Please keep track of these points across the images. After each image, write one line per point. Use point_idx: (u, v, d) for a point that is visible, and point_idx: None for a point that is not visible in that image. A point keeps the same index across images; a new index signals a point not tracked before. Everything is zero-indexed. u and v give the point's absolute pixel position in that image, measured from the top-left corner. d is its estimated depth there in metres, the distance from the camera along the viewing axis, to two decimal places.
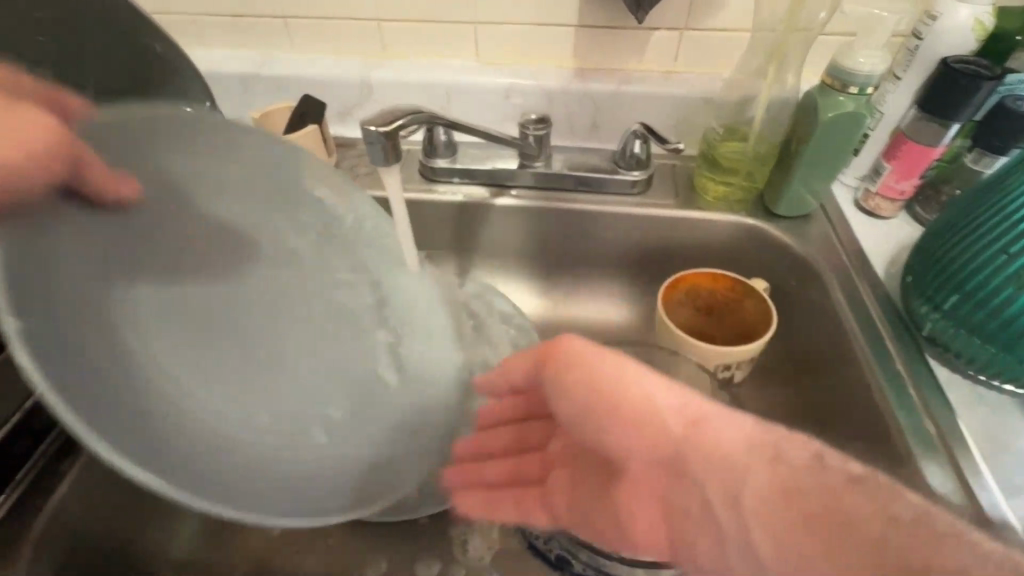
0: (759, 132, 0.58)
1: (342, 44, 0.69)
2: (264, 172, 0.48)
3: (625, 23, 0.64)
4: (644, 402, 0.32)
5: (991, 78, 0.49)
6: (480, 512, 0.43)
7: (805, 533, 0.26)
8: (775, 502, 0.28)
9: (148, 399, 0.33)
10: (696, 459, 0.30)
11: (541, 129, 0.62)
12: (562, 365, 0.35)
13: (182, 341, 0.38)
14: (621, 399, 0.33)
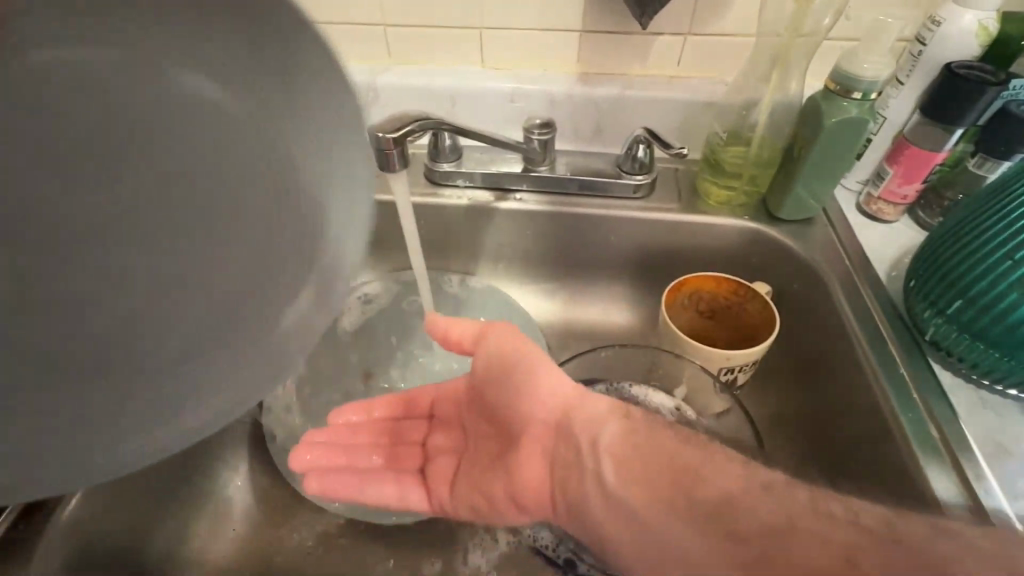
0: (763, 136, 0.58)
1: (348, 49, 0.70)
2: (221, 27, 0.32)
3: (629, 27, 0.64)
4: (545, 374, 0.44)
5: (996, 83, 0.50)
6: (345, 492, 0.47)
7: (667, 484, 0.37)
8: (641, 460, 0.39)
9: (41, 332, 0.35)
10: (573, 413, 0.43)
11: (546, 133, 0.63)
12: (491, 344, 0.45)
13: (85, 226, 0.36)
14: (538, 367, 0.44)
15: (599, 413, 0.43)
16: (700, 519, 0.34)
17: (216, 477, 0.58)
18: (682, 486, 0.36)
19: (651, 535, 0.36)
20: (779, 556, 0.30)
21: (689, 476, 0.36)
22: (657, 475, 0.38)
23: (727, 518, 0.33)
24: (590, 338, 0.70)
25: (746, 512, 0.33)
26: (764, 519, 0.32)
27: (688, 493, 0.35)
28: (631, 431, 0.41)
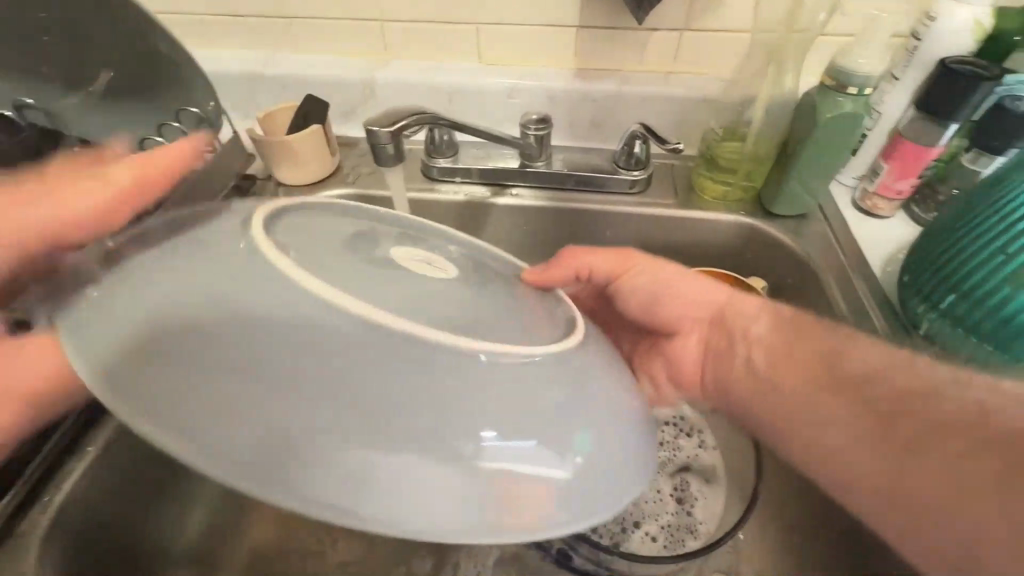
0: (758, 132, 0.58)
1: (345, 45, 0.70)
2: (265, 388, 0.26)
3: (626, 23, 0.64)
4: (679, 279, 0.47)
5: (990, 79, 0.49)
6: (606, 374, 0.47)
7: (810, 365, 0.39)
8: (783, 343, 0.41)
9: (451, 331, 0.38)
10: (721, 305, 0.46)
11: (542, 129, 0.63)
12: (632, 263, 0.49)
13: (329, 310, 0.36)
14: (683, 277, 0.47)
15: (753, 310, 0.45)
16: (840, 388, 0.36)
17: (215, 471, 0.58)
18: (826, 364, 0.38)
19: (792, 410, 0.38)
20: (910, 414, 0.31)
21: (834, 352, 0.38)
22: (803, 349, 0.40)
23: (867, 387, 0.34)
24: None
25: (883, 382, 0.34)
26: (897, 387, 0.33)
27: (829, 368, 0.37)
28: (779, 324, 0.43)
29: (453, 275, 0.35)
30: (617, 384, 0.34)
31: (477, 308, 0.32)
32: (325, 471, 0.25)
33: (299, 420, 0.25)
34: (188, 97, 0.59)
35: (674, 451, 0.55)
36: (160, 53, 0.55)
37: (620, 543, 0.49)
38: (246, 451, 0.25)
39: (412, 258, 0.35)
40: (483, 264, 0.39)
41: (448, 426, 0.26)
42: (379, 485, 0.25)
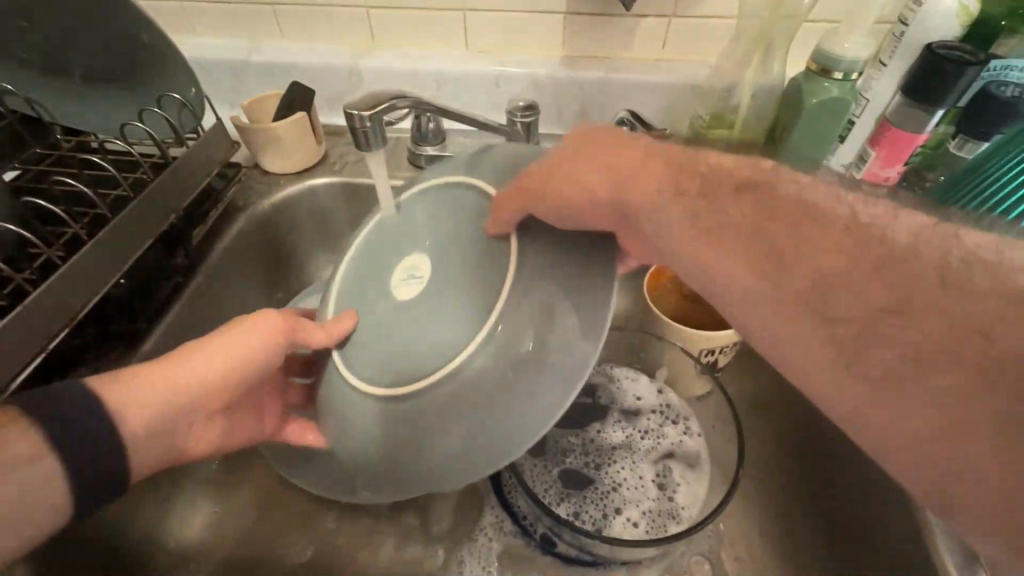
0: (744, 120, 0.58)
1: (330, 32, 0.69)
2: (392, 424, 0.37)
3: (612, 9, 0.63)
4: (581, 188, 0.36)
5: (974, 64, 0.49)
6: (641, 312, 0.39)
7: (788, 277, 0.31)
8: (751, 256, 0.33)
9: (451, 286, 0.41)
10: (627, 203, 0.36)
11: (529, 116, 0.62)
12: (523, 185, 0.38)
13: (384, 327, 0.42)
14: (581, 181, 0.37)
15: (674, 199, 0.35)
16: (798, 306, 0.30)
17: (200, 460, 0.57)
18: (776, 272, 0.32)
19: (752, 328, 0.33)
20: (889, 338, 0.28)
21: (786, 253, 0.31)
22: (739, 245, 0.33)
23: (828, 301, 0.30)
24: None
25: (851, 295, 0.29)
26: (867, 303, 0.29)
27: (782, 279, 0.31)
28: (693, 211, 0.35)
29: (428, 276, 0.42)
30: (577, 263, 0.37)
31: (450, 301, 0.39)
32: (481, 440, 0.34)
33: (434, 438, 0.35)
34: (171, 87, 0.58)
35: (658, 440, 0.55)
36: (142, 41, 0.54)
37: (602, 529, 0.49)
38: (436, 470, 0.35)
39: (406, 282, 0.44)
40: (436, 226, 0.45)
41: (485, 385, 0.35)
42: (511, 410, 0.34)
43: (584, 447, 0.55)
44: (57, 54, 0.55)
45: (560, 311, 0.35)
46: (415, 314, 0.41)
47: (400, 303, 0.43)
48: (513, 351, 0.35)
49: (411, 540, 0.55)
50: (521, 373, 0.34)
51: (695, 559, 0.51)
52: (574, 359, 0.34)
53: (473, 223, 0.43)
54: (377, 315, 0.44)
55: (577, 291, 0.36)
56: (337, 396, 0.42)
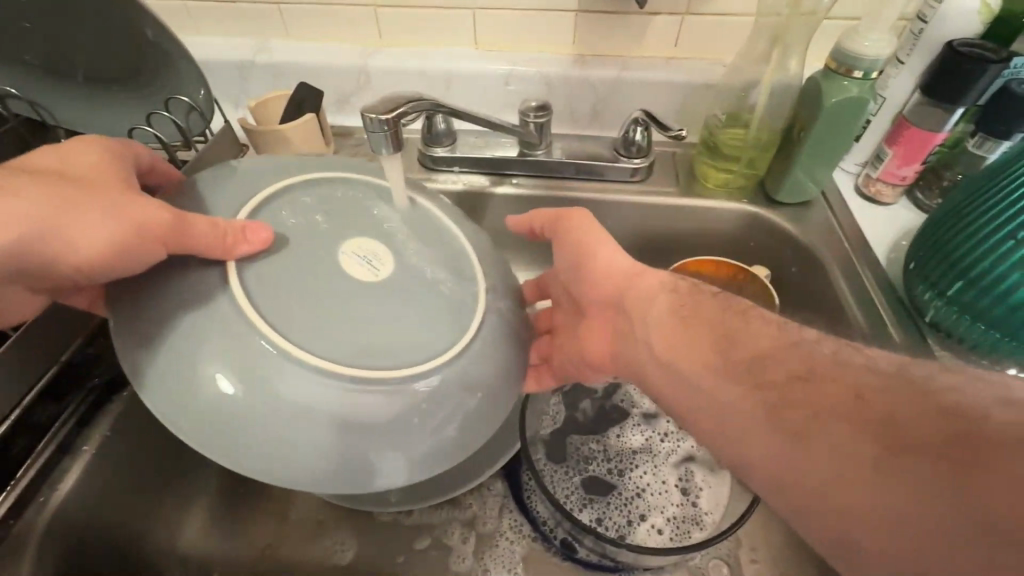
0: (761, 118, 0.57)
1: (337, 30, 0.68)
2: (251, 394, 0.32)
3: (625, 7, 0.62)
4: (605, 251, 0.46)
5: (997, 62, 0.49)
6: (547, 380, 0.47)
7: (706, 345, 0.37)
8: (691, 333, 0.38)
9: (414, 292, 0.36)
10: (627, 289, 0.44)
11: (542, 117, 0.61)
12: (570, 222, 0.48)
13: (316, 284, 0.34)
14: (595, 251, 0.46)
15: (649, 288, 0.43)
16: (739, 369, 0.34)
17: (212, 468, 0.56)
18: (721, 347, 0.36)
19: (712, 378, 0.35)
20: (806, 398, 0.31)
21: (728, 334, 0.36)
22: (699, 327, 0.38)
23: (761, 370, 0.33)
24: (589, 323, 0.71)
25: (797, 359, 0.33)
26: (791, 370, 0.32)
27: (724, 351, 0.36)
28: (679, 303, 0.41)
29: (386, 274, 0.36)
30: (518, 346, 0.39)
31: (402, 306, 0.35)
32: (364, 462, 0.33)
33: (300, 435, 0.32)
34: (176, 88, 0.57)
35: (677, 443, 0.55)
36: (147, 39, 0.52)
37: (625, 535, 0.49)
38: (273, 459, 0.32)
39: (355, 257, 0.36)
40: (423, 238, 0.40)
41: (418, 412, 0.34)
42: (408, 454, 0.34)
43: (606, 453, 0.54)
44: (58, 56, 0.53)
45: (497, 380, 0.37)
46: (367, 304, 0.35)
47: (342, 283, 0.35)
48: (453, 400, 0.35)
49: (430, 546, 0.54)
50: (420, 424, 0.34)
51: (713, 562, 0.51)
52: (478, 429, 0.36)
53: (458, 261, 0.40)
54: (312, 282, 0.35)
55: (504, 365, 0.38)
56: (214, 339, 0.32)
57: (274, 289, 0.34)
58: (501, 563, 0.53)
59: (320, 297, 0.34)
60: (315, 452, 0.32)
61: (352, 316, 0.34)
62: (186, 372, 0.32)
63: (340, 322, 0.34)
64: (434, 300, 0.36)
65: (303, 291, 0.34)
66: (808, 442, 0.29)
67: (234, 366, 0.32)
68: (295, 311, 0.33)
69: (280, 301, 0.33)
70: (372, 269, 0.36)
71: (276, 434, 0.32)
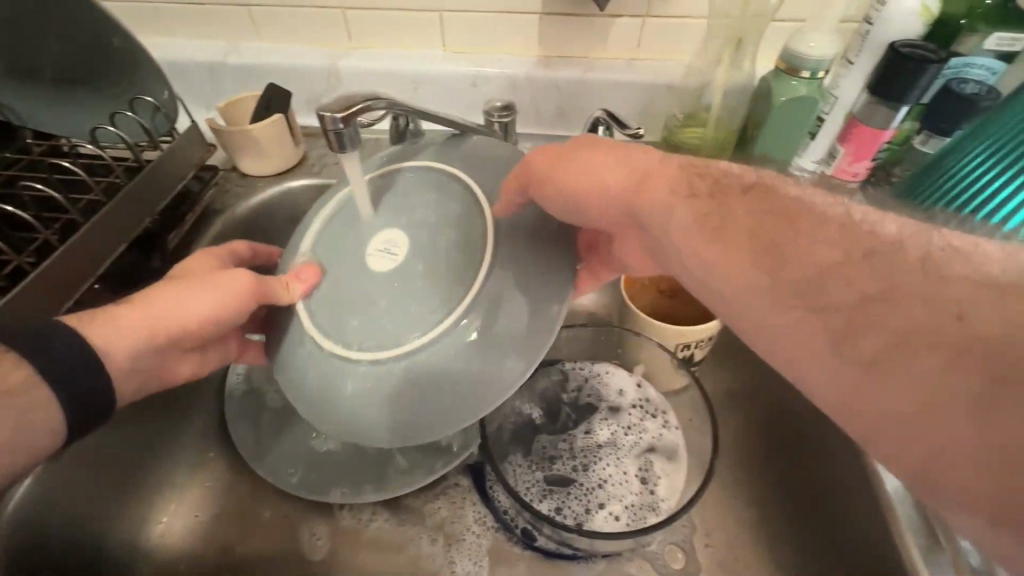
0: (717, 118, 0.59)
1: (307, 33, 0.69)
2: (312, 378, 0.38)
3: (587, 10, 0.64)
4: (599, 179, 0.39)
5: (936, 62, 0.51)
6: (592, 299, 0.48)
7: (754, 267, 0.33)
8: (745, 247, 0.34)
9: (429, 266, 0.38)
10: (637, 205, 0.39)
11: (507, 116, 0.62)
12: (540, 171, 0.38)
13: (354, 278, 0.40)
14: (598, 178, 0.38)
15: (663, 203, 0.37)
16: (792, 297, 0.31)
17: (181, 466, 0.57)
18: (769, 265, 0.33)
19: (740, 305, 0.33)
20: (876, 321, 0.28)
21: (776, 245, 0.33)
22: (737, 242, 0.34)
23: (815, 290, 0.31)
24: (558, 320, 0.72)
25: (845, 283, 0.30)
26: (857, 290, 0.30)
27: (774, 272, 0.32)
28: (705, 215, 0.36)
29: (406, 255, 0.39)
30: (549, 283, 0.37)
31: (417, 283, 0.38)
32: (388, 426, 0.35)
33: (346, 407, 0.37)
34: (140, 89, 0.58)
35: (640, 434, 0.56)
36: (113, 46, 0.54)
37: (583, 522, 0.50)
38: (334, 428, 0.37)
39: (379, 253, 0.40)
40: (441, 206, 0.41)
41: (431, 374, 0.35)
42: (438, 412, 0.35)
43: (571, 451, 0.56)
44: (22, 59, 0.54)
45: (520, 332, 0.36)
46: (392, 286, 0.38)
47: (369, 275, 0.39)
48: (473, 358, 0.35)
49: (396, 539, 0.55)
50: (441, 386, 0.35)
51: (668, 547, 0.52)
52: (505, 383, 0.35)
53: (469, 223, 0.40)
54: (348, 279, 0.40)
55: (529, 316, 0.36)
56: (290, 341, 0.41)
57: (324, 289, 0.41)
58: (466, 554, 0.54)
59: (354, 289, 0.40)
60: (360, 422, 0.36)
61: (376, 301, 0.38)
62: (280, 366, 0.41)
63: (367, 308, 0.38)
64: (449, 270, 0.38)
65: (343, 285, 0.40)
66: (880, 370, 0.28)
67: (303, 359, 0.39)
68: (336, 305, 0.40)
69: (327, 299, 0.40)
70: (397, 253, 0.40)
71: (331, 408, 0.37)
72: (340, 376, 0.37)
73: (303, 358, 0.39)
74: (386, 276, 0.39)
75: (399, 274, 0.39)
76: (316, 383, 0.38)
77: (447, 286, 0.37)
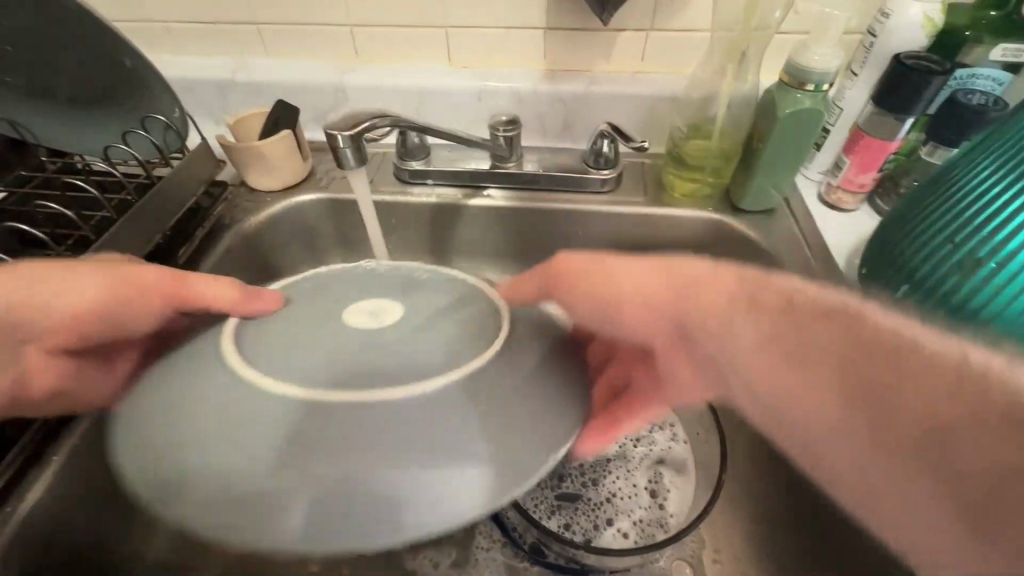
0: (722, 130, 0.59)
1: (315, 50, 0.70)
2: (168, 390, 0.31)
3: (592, 25, 0.65)
4: (616, 284, 0.36)
5: (941, 73, 0.51)
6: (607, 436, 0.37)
7: (835, 404, 0.30)
8: (830, 377, 0.31)
9: (395, 346, 0.31)
10: (687, 315, 0.35)
11: (511, 130, 0.63)
12: (568, 273, 0.37)
13: (318, 321, 0.33)
14: (623, 294, 0.36)
15: (717, 307, 0.34)
16: (891, 441, 0.28)
17: None
18: (856, 403, 0.30)
19: (782, 418, 0.33)
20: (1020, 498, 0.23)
21: (874, 384, 0.29)
22: (821, 371, 0.31)
23: (934, 443, 0.26)
24: None
25: (970, 444, 0.25)
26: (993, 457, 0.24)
27: (870, 415, 0.29)
28: (773, 338, 0.33)
29: (389, 329, 0.32)
30: (439, 473, 0.26)
31: (365, 355, 0.30)
32: (177, 483, 0.28)
33: (173, 432, 0.29)
34: (151, 108, 0.59)
35: (649, 447, 0.56)
36: (125, 66, 0.55)
37: (592, 538, 0.50)
38: (140, 448, 0.30)
39: (364, 310, 0.33)
40: (464, 306, 0.34)
41: (261, 468, 0.27)
42: (200, 470, 0.27)
43: (580, 467, 0.54)
44: (36, 80, 0.55)
45: (396, 486, 0.26)
46: (340, 354, 0.30)
47: (332, 324, 0.33)
48: (326, 471, 0.26)
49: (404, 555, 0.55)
50: (258, 489, 0.26)
51: (676, 563, 0.52)
52: (308, 531, 0.26)
53: (471, 337, 0.32)
54: (300, 324, 0.33)
55: (359, 485, 0.26)
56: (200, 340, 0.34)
57: (271, 321, 0.34)
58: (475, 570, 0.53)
59: (300, 332, 0.32)
60: (167, 451, 0.29)
61: (309, 356, 0.30)
62: (167, 360, 0.34)
63: (291, 355, 0.31)
64: (428, 358, 0.30)
65: (304, 321, 0.33)
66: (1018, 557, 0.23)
67: (181, 365, 0.33)
68: (266, 344, 0.32)
69: (270, 327, 0.34)
70: (382, 320, 0.33)
71: (156, 428, 0.30)
72: (192, 403, 0.30)
73: (183, 363, 0.33)
74: (348, 340, 0.31)
75: (359, 342, 0.31)
76: (167, 397, 0.31)
77: (387, 374, 0.29)
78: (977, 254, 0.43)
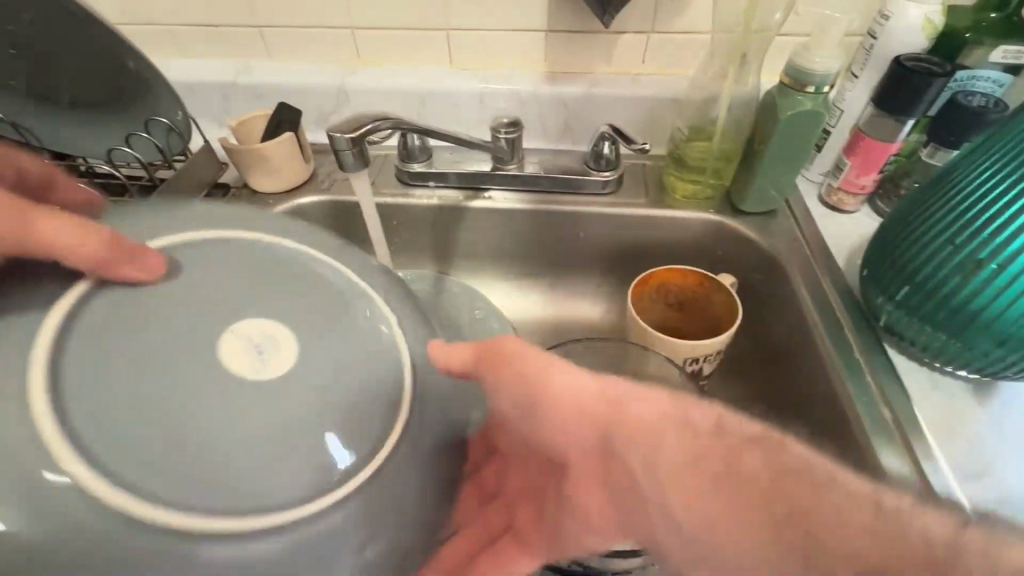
0: (723, 131, 0.60)
1: (317, 52, 0.70)
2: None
3: (593, 27, 0.65)
4: (551, 385, 0.34)
5: (942, 75, 0.51)
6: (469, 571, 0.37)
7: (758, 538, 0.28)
8: (744, 505, 0.29)
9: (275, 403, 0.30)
10: (613, 431, 0.32)
11: (513, 132, 0.63)
12: (503, 359, 0.35)
13: (194, 340, 0.31)
14: (553, 395, 0.34)
15: (647, 423, 0.32)
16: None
17: None
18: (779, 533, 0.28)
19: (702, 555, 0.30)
20: None
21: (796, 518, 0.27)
22: (747, 502, 0.29)
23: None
24: (564, 333, 0.72)
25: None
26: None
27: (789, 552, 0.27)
28: (698, 457, 0.30)
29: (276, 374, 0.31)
30: (196, 540, 0.27)
31: (242, 408, 0.29)
32: None
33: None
34: (154, 110, 0.59)
35: None
36: (127, 69, 0.55)
37: None
38: None
39: (252, 343, 0.32)
40: (367, 357, 0.34)
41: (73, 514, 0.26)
42: None
43: None
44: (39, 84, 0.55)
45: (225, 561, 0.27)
46: (216, 400, 0.29)
47: (221, 349, 0.31)
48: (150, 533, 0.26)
49: None
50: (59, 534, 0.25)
51: None
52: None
53: (366, 409, 0.32)
54: (173, 336, 0.30)
55: (153, 536, 0.26)
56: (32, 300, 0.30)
57: (124, 319, 0.30)
58: None
59: (169, 351, 0.30)
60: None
61: (174, 390, 0.29)
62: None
63: (154, 387, 0.28)
64: (304, 410, 0.30)
65: (175, 330, 0.31)
66: None
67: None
68: (123, 354, 0.29)
69: (133, 323, 0.30)
70: (264, 358, 0.31)
71: None
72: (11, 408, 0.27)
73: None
74: (225, 387, 0.30)
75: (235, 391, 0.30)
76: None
77: (252, 442, 0.29)
78: (979, 255, 0.43)
